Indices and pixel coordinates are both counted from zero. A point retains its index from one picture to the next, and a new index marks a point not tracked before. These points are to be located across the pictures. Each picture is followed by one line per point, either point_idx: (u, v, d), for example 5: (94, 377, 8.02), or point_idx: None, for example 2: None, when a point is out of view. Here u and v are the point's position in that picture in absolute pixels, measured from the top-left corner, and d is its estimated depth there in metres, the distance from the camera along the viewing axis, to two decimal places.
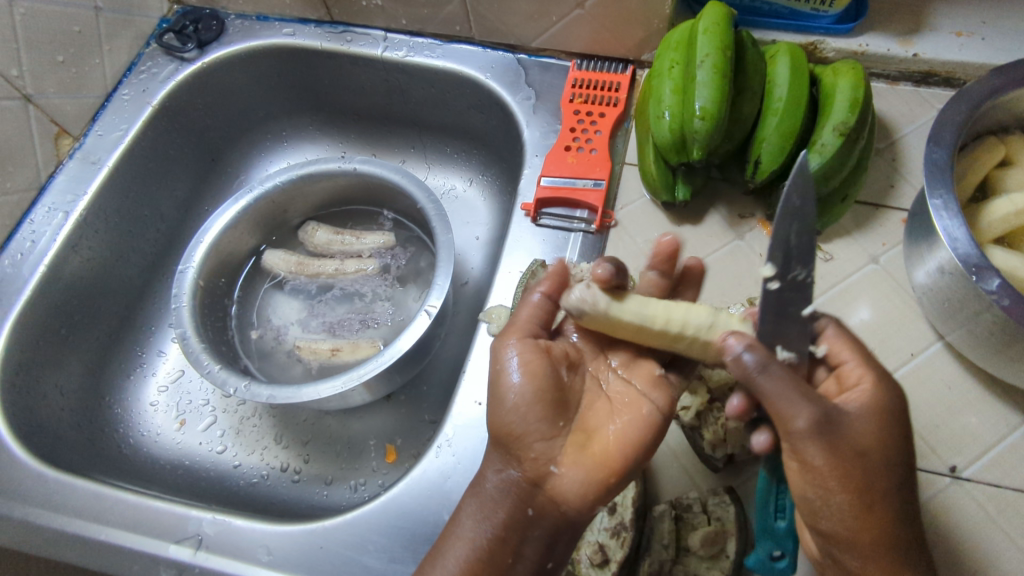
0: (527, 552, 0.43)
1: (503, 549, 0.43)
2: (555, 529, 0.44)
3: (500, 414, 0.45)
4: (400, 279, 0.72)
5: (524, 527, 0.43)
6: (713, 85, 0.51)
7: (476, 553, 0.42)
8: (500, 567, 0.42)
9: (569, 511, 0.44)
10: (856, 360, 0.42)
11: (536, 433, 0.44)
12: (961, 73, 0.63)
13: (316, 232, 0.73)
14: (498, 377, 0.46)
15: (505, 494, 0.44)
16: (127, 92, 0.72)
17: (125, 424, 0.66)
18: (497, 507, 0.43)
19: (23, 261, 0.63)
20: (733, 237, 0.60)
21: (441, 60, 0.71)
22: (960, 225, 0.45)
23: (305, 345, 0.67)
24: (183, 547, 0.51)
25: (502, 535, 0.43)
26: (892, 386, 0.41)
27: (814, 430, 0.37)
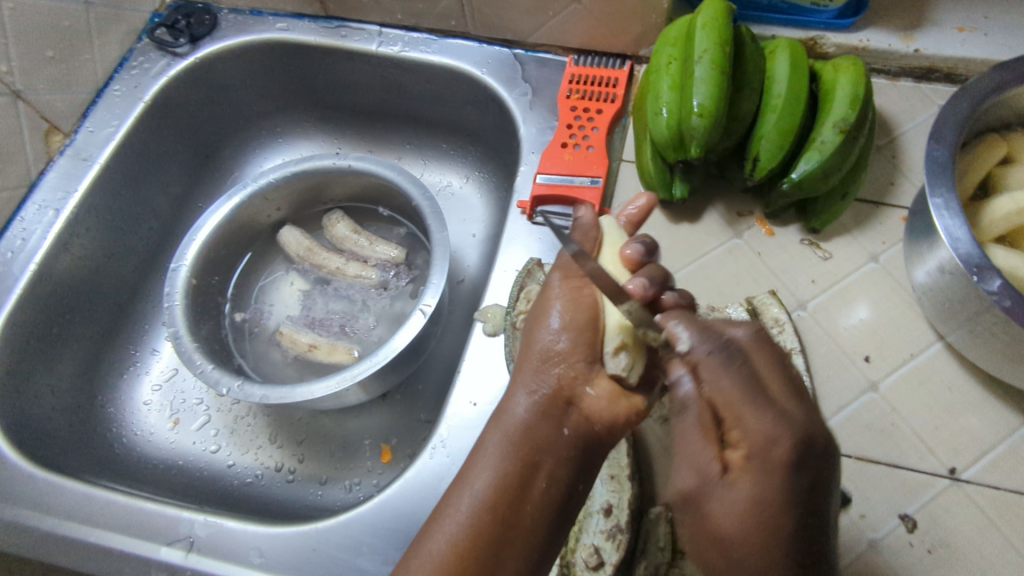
0: (561, 474, 0.41)
1: (534, 471, 0.41)
2: (588, 447, 0.42)
3: (550, 332, 0.45)
4: (396, 289, 0.70)
5: (556, 444, 0.42)
6: (711, 81, 0.50)
7: (505, 479, 0.41)
8: (530, 492, 0.41)
9: (602, 429, 0.43)
10: (735, 393, 0.38)
11: (575, 350, 0.44)
12: (963, 69, 0.62)
13: (337, 223, 0.72)
14: (543, 307, 0.47)
15: (540, 411, 0.43)
16: (118, 87, 0.71)
17: (117, 423, 0.66)
18: (530, 425, 0.42)
19: (13, 259, 0.62)
20: (731, 236, 0.59)
21: (436, 55, 0.70)
22: (961, 224, 0.45)
23: (283, 334, 0.67)
24: (175, 549, 0.51)
25: (533, 455, 0.42)
26: (781, 450, 0.36)
27: (683, 499, 0.40)
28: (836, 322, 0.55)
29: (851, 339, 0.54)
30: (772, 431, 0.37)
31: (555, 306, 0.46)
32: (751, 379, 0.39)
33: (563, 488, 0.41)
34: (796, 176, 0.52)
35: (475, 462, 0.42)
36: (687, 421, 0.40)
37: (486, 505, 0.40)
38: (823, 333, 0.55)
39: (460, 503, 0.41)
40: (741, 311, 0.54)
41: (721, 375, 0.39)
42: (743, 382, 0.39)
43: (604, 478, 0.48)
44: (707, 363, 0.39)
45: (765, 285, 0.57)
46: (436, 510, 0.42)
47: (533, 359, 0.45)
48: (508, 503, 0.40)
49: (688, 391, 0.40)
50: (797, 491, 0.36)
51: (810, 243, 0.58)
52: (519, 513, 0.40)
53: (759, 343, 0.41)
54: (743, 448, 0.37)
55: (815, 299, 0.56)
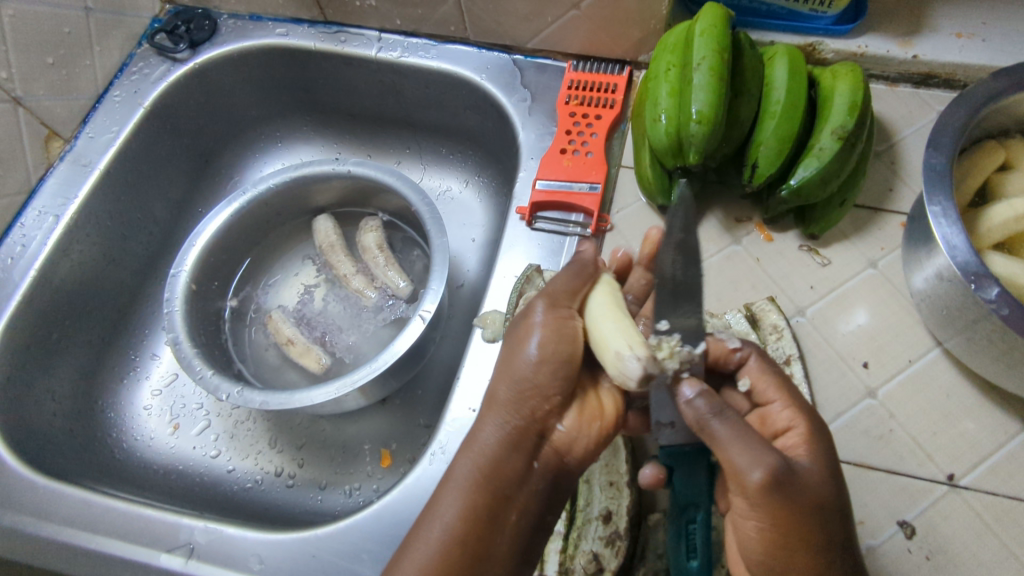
0: (531, 506, 0.44)
1: (506, 505, 0.43)
2: (554, 478, 0.45)
3: (522, 363, 0.44)
4: (386, 322, 0.69)
5: (525, 478, 0.44)
6: (710, 88, 0.50)
7: (475, 513, 0.42)
8: (502, 525, 0.42)
9: (571, 461, 0.46)
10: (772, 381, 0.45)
11: (548, 384, 0.44)
12: (962, 74, 0.62)
13: (371, 231, 0.70)
14: (521, 331, 0.45)
15: (512, 443, 0.44)
16: (117, 93, 0.71)
17: (117, 428, 0.66)
18: (500, 459, 0.44)
19: (13, 265, 0.62)
20: (730, 242, 0.59)
21: (436, 61, 0.70)
22: (959, 232, 0.45)
23: (274, 317, 0.68)
24: (175, 555, 0.51)
25: (503, 490, 0.43)
26: (824, 423, 0.43)
27: (772, 484, 0.36)
28: (834, 328, 0.55)
29: (850, 345, 0.54)
30: (811, 406, 0.43)
31: (536, 334, 0.44)
32: (780, 373, 0.45)
33: (531, 519, 0.44)
34: (795, 183, 0.52)
35: (442, 495, 0.43)
36: (737, 413, 0.39)
37: (457, 539, 0.41)
38: (821, 339, 0.55)
39: (432, 537, 0.41)
40: (740, 318, 0.54)
41: (766, 370, 0.45)
42: (776, 374, 0.45)
43: (604, 484, 0.48)
44: (758, 357, 0.46)
45: (764, 292, 0.57)
46: (405, 542, 0.42)
47: (506, 387, 0.45)
48: (478, 536, 0.41)
49: (706, 402, 0.39)
50: (836, 457, 0.41)
51: (809, 249, 0.58)
52: (490, 546, 0.42)
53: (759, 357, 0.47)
54: (801, 424, 0.42)
55: (813, 305, 0.56)
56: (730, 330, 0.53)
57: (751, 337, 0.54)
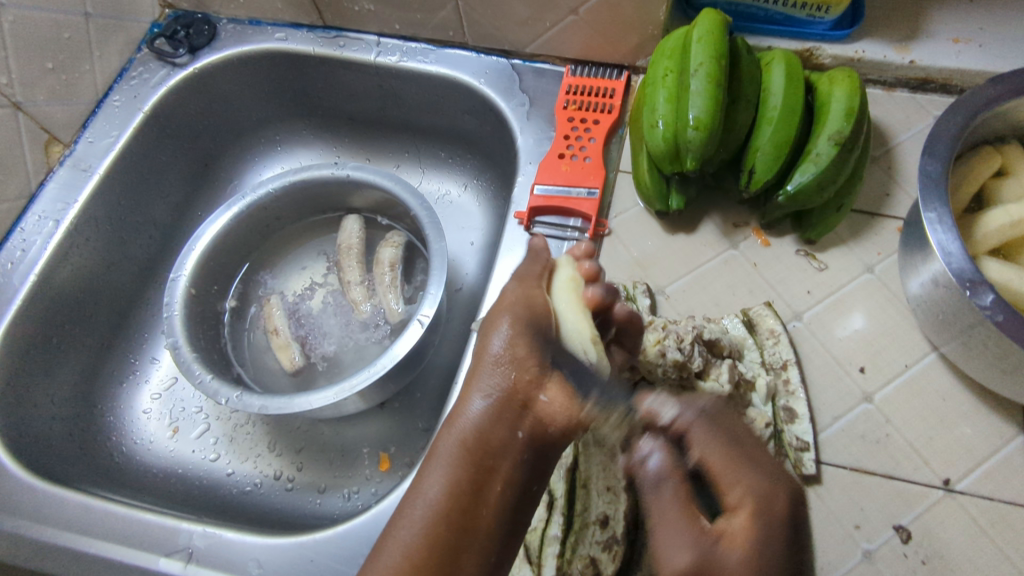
0: (516, 476, 0.43)
1: (489, 476, 0.43)
2: (540, 448, 0.44)
3: (499, 339, 0.46)
4: (365, 343, 0.69)
5: (509, 448, 0.44)
6: (707, 94, 0.51)
7: (459, 486, 0.42)
8: (486, 497, 0.42)
9: (555, 432, 0.44)
10: (714, 454, 0.36)
11: (526, 357, 0.45)
12: (958, 80, 0.62)
13: (389, 246, 0.69)
14: (497, 315, 0.48)
15: (492, 415, 0.44)
16: (118, 98, 0.72)
17: (118, 431, 0.66)
18: (483, 430, 0.44)
19: (13, 270, 0.62)
20: (728, 247, 0.60)
21: (434, 65, 0.70)
22: (954, 239, 0.45)
23: (270, 300, 0.70)
24: (173, 559, 0.51)
25: (486, 460, 0.43)
26: (779, 503, 0.34)
27: None
28: (832, 333, 0.55)
29: (848, 350, 0.54)
30: (770, 486, 0.34)
31: (507, 315, 0.47)
32: (736, 440, 0.37)
33: (517, 491, 0.43)
34: (793, 188, 0.52)
35: (428, 471, 0.43)
36: (666, 497, 0.36)
37: (442, 511, 0.41)
38: (819, 344, 0.55)
39: (415, 513, 0.42)
40: (738, 322, 0.55)
41: (707, 440, 0.37)
42: (722, 449, 0.36)
43: (601, 489, 0.48)
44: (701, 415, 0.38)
45: (761, 297, 0.57)
46: (393, 517, 0.43)
47: (488, 360, 0.46)
48: (462, 509, 0.42)
49: (659, 467, 0.37)
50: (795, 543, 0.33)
51: (806, 254, 0.58)
52: (475, 517, 0.42)
53: (725, 412, 0.40)
54: (744, 510, 0.34)
55: (811, 310, 0.56)
56: (727, 335, 0.53)
57: (749, 342, 0.54)
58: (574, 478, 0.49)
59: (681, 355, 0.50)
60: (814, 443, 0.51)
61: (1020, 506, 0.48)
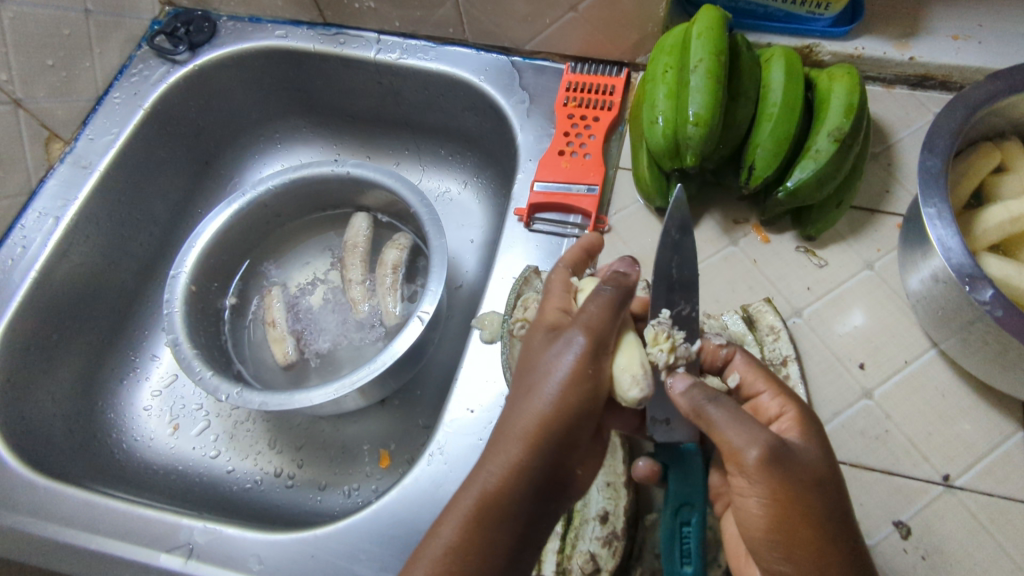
0: (542, 544, 0.40)
1: (522, 547, 0.39)
2: (562, 515, 0.42)
3: (556, 390, 0.39)
4: (359, 341, 0.69)
5: (545, 518, 0.40)
6: (706, 90, 0.51)
7: (496, 559, 0.37)
8: (517, 566, 0.39)
9: (575, 499, 0.43)
10: (755, 372, 0.44)
11: (580, 427, 0.40)
12: (958, 77, 0.62)
13: (395, 249, 0.69)
14: (551, 361, 0.40)
15: (533, 484, 0.39)
16: (118, 95, 0.72)
17: (118, 429, 0.66)
18: (521, 500, 0.38)
19: (14, 266, 0.62)
20: (727, 243, 0.60)
21: (434, 63, 0.70)
22: (954, 234, 0.45)
23: (272, 291, 0.71)
24: (174, 555, 0.51)
25: (522, 532, 0.39)
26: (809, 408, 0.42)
27: (772, 460, 0.36)
28: (831, 329, 0.55)
29: (848, 346, 0.54)
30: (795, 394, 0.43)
31: (568, 367, 0.40)
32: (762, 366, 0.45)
33: (539, 558, 0.41)
34: (792, 184, 0.52)
35: (448, 529, 0.38)
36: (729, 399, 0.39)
37: None
38: (819, 340, 0.55)
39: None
40: (737, 318, 0.54)
41: (747, 365, 0.45)
42: (762, 367, 0.45)
43: (601, 485, 0.48)
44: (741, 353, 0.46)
45: (761, 293, 0.57)
46: (405, 573, 0.37)
47: (533, 416, 0.39)
48: None
49: (701, 389, 0.39)
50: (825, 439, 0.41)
51: (805, 250, 0.58)
52: None
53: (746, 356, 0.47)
54: (790, 409, 0.41)
55: (810, 307, 0.56)
56: (727, 331, 0.53)
57: (749, 338, 0.53)
58: None
59: None
60: None
61: (1020, 502, 0.48)
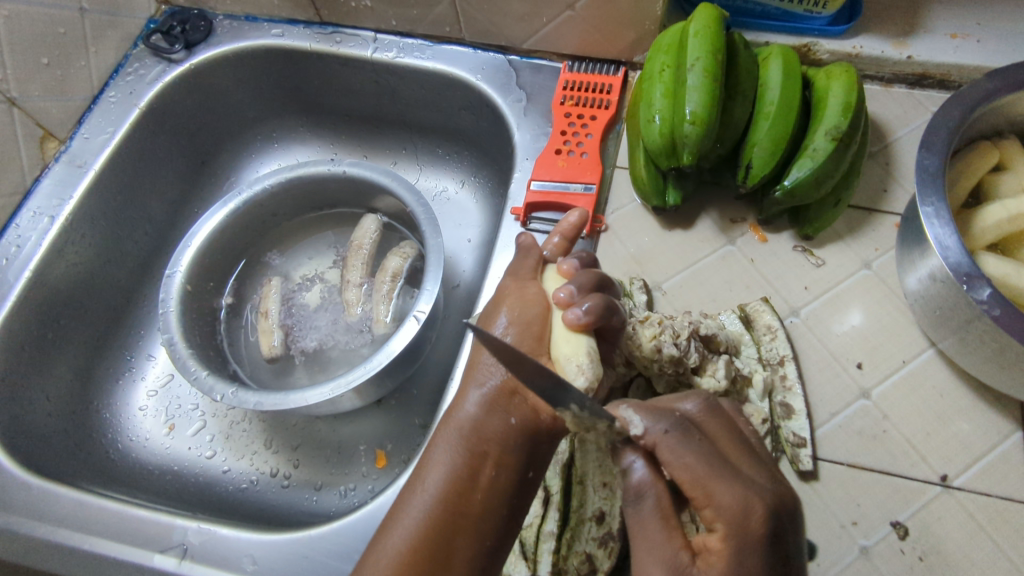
0: (510, 463, 0.43)
1: (482, 462, 0.43)
2: (534, 435, 0.44)
3: (500, 326, 0.46)
4: (344, 343, 0.68)
5: (505, 435, 0.43)
6: (703, 89, 0.50)
7: (455, 478, 0.42)
8: (479, 483, 0.42)
9: (548, 420, 0.44)
10: (693, 468, 0.36)
11: (518, 345, 0.45)
12: (956, 75, 0.62)
13: (398, 257, 0.68)
14: (495, 308, 0.48)
15: (488, 405, 0.44)
16: (114, 94, 0.71)
17: (113, 428, 0.66)
18: (477, 420, 0.44)
19: (8, 266, 0.62)
20: (724, 243, 0.59)
21: (431, 61, 0.70)
22: (951, 233, 0.45)
23: (270, 279, 0.71)
24: (168, 556, 0.51)
25: (480, 448, 0.43)
26: (754, 522, 0.34)
27: None
28: (829, 328, 0.55)
29: (845, 345, 0.54)
30: (743, 501, 0.34)
31: (506, 307, 0.47)
32: (713, 451, 0.37)
33: (511, 477, 0.43)
34: (790, 184, 0.52)
35: (427, 464, 0.44)
36: (646, 511, 0.38)
37: (438, 501, 0.42)
38: (816, 340, 0.55)
39: (415, 504, 0.42)
40: (734, 318, 0.54)
41: (683, 452, 0.36)
42: (700, 460, 0.36)
43: (597, 485, 0.48)
44: (666, 442, 0.37)
45: (759, 292, 0.57)
46: (391, 512, 0.43)
47: (487, 351, 0.46)
48: (458, 495, 0.42)
49: (641, 480, 0.39)
50: (769, 560, 0.34)
51: (803, 250, 0.58)
52: (468, 503, 0.42)
53: (711, 414, 0.40)
54: (719, 528, 0.35)
55: (808, 306, 0.56)
56: (724, 331, 0.53)
57: (746, 338, 0.53)
58: (570, 475, 0.49)
59: (677, 350, 0.48)
60: (811, 439, 0.51)
61: (1018, 502, 0.47)
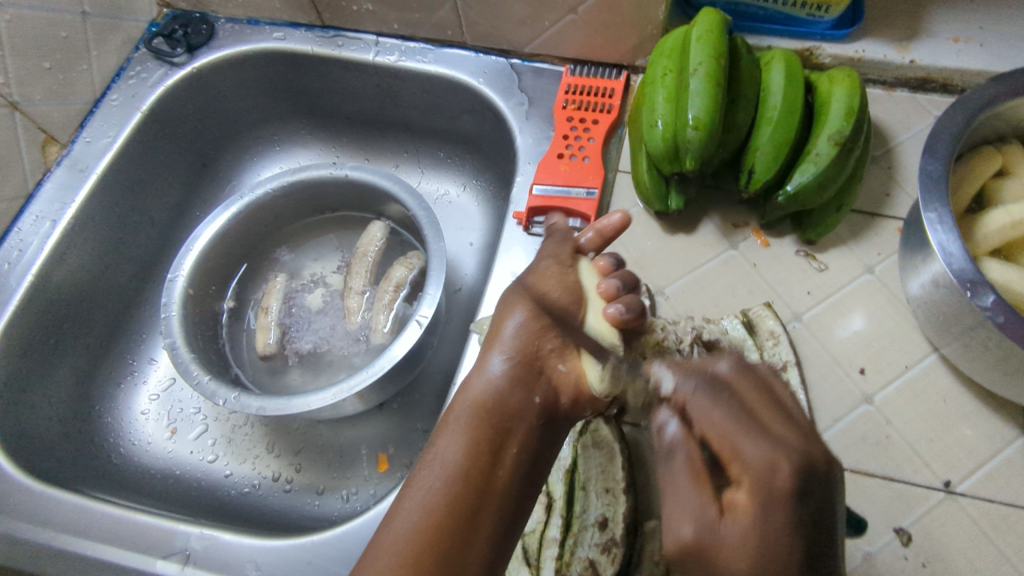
0: (530, 441, 0.45)
1: (506, 437, 0.45)
2: (552, 415, 0.47)
3: (518, 316, 0.50)
4: (343, 348, 0.68)
5: (526, 412, 0.46)
6: (706, 94, 0.50)
7: (478, 447, 0.44)
8: (503, 459, 0.44)
9: (567, 403, 0.48)
10: (716, 421, 0.37)
11: (546, 329, 0.49)
12: (959, 79, 0.62)
13: (400, 266, 0.67)
14: (515, 295, 0.52)
15: (513, 380, 0.47)
16: (116, 97, 0.71)
17: (115, 432, 0.66)
18: (501, 393, 0.46)
19: (10, 270, 0.62)
20: (727, 247, 0.59)
21: (433, 65, 0.70)
22: (955, 239, 0.45)
23: (276, 275, 0.72)
24: (170, 562, 0.51)
25: (504, 422, 0.45)
26: (783, 476, 0.32)
27: (681, 555, 0.34)
28: (832, 333, 0.55)
29: (848, 350, 0.54)
30: (770, 457, 0.33)
31: (528, 294, 0.51)
32: (741, 409, 0.37)
33: (531, 455, 0.45)
34: (792, 189, 0.52)
35: (445, 433, 0.45)
36: (676, 466, 0.37)
37: (462, 471, 0.43)
38: (819, 345, 0.55)
39: (435, 470, 0.43)
40: (736, 323, 0.54)
41: (710, 410, 0.37)
42: (728, 414, 0.37)
43: (600, 491, 0.48)
44: (696, 399, 0.39)
45: (761, 297, 0.57)
46: (406, 487, 0.43)
47: (509, 331, 0.50)
48: (481, 470, 0.43)
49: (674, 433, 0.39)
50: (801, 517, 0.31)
51: (806, 254, 0.58)
52: (491, 479, 0.43)
53: (744, 375, 0.40)
54: (745, 482, 0.33)
55: (810, 311, 0.56)
56: (727, 337, 0.53)
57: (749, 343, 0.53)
58: (573, 480, 0.49)
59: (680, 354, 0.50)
60: None
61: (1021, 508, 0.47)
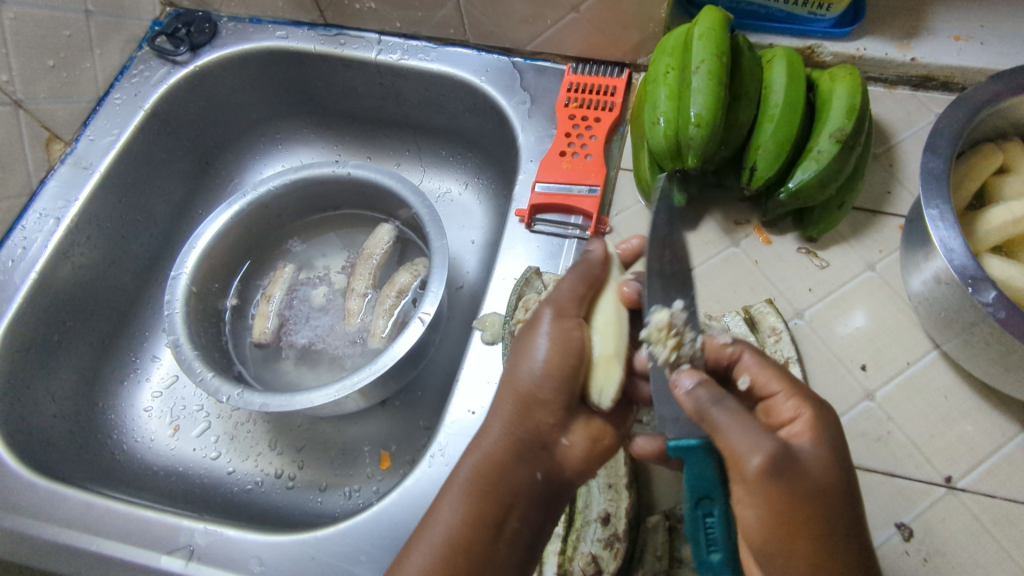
0: (531, 517, 0.43)
1: (507, 513, 0.43)
2: (557, 491, 0.44)
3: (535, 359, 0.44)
4: (344, 347, 0.68)
5: (530, 489, 0.43)
6: (708, 91, 0.50)
7: (478, 517, 0.42)
8: (503, 532, 0.42)
9: (572, 474, 0.45)
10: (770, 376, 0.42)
11: (552, 396, 0.43)
12: (960, 77, 0.62)
13: (403, 275, 0.67)
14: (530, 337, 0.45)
15: (513, 454, 0.44)
16: (119, 96, 0.72)
17: (118, 430, 0.66)
18: (502, 467, 0.43)
19: (14, 268, 0.62)
20: (729, 244, 0.59)
21: (435, 63, 0.70)
22: (956, 235, 0.45)
23: (282, 264, 0.72)
24: (175, 557, 0.51)
25: (504, 498, 0.43)
26: (828, 410, 0.40)
27: (771, 469, 0.35)
28: (833, 330, 0.55)
29: (850, 347, 0.54)
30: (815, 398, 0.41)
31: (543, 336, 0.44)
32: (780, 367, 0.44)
33: (532, 528, 0.43)
34: (794, 186, 0.52)
35: (442, 501, 0.43)
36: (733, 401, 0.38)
37: (460, 540, 0.41)
38: (820, 341, 0.55)
39: (432, 542, 0.42)
40: (738, 320, 0.54)
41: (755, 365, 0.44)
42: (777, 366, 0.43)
43: (602, 487, 0.48)
44: (750, 352, 0.45)
45: (763, 294, 0.57)
46: (410, 540, 0.43)
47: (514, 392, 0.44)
48: (479, 540, 0.42)
49: (709, 388, 0.39)
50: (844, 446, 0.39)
51: (808, 251, 0.58)
52: (490, 551, 0.42)
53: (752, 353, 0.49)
54: (804, 415, 0.40)
55: (812, 308, 0.56)
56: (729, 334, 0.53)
57: (751, 340, 0.53)
58: None
59: None
60: None
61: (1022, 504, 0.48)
